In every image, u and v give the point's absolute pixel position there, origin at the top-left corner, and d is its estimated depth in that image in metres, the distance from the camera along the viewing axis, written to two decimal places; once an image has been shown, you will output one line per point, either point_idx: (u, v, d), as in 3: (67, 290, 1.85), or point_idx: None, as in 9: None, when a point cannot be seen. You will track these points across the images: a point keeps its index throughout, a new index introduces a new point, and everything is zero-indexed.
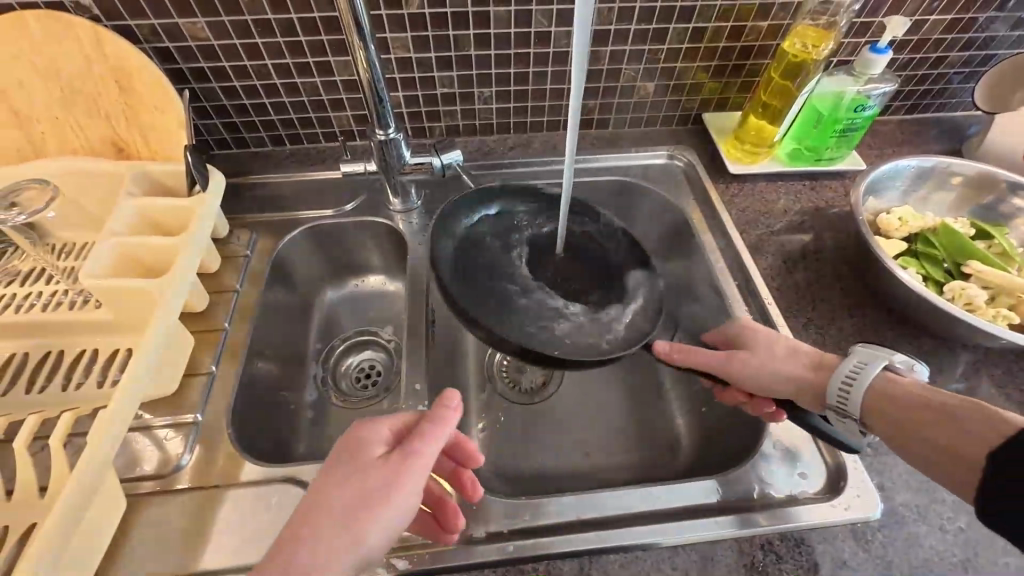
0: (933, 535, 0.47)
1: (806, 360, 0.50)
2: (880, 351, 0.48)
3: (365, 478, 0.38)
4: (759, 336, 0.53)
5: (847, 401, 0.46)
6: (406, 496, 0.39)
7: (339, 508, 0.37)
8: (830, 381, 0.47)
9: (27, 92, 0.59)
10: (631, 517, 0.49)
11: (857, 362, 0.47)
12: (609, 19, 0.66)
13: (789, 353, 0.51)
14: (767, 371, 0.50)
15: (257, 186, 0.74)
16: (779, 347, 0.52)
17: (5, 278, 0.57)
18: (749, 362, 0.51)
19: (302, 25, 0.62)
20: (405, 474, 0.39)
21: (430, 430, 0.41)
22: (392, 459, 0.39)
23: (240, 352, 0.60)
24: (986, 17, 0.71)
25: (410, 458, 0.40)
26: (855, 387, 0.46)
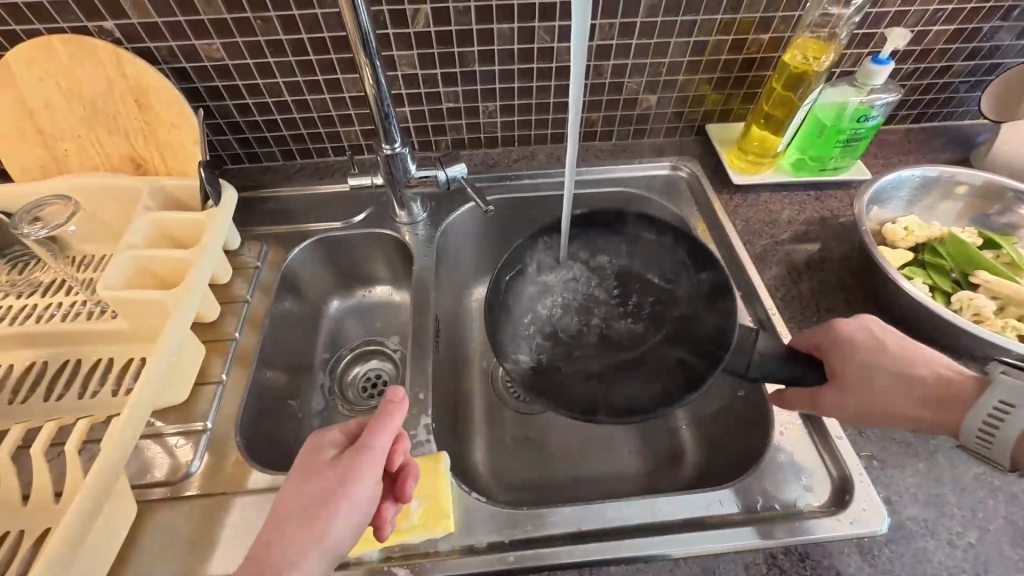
0: (942, 550, 0.46)
1: (918, 392, 0.48)
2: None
3: (319, 480, 0.41)
4: (857, 359, 0.50)
5: (989, 446, 0.44)
6: (360, 490, 0.41)
7: (299, 508, 0.40)
8: (968, 419, 0.45)
9: (52, 112, 0.62)
10: (633, 529, 0.49)
11: (1002, 401, 0.43)
12: (610, 34, 0.67)
13: (892, 382, 0.48)
14: (864, 409, 0.49)
15: (268, 200, 0.76)
16: (880, 378, 0.49)
17: (27, 289, 0.59)
18: (840, 402, 0.49)
19: (312, 45, 0.64)
20: (356, 470, 0.42)
21: (375, 428, 0.43)
22: (344, 458, 0.42)
23: (250, 361, 0.61)
24: (990, 27, 0.70)
25: (360, 455, 0.42)
26: (1000, 428, 0.43)
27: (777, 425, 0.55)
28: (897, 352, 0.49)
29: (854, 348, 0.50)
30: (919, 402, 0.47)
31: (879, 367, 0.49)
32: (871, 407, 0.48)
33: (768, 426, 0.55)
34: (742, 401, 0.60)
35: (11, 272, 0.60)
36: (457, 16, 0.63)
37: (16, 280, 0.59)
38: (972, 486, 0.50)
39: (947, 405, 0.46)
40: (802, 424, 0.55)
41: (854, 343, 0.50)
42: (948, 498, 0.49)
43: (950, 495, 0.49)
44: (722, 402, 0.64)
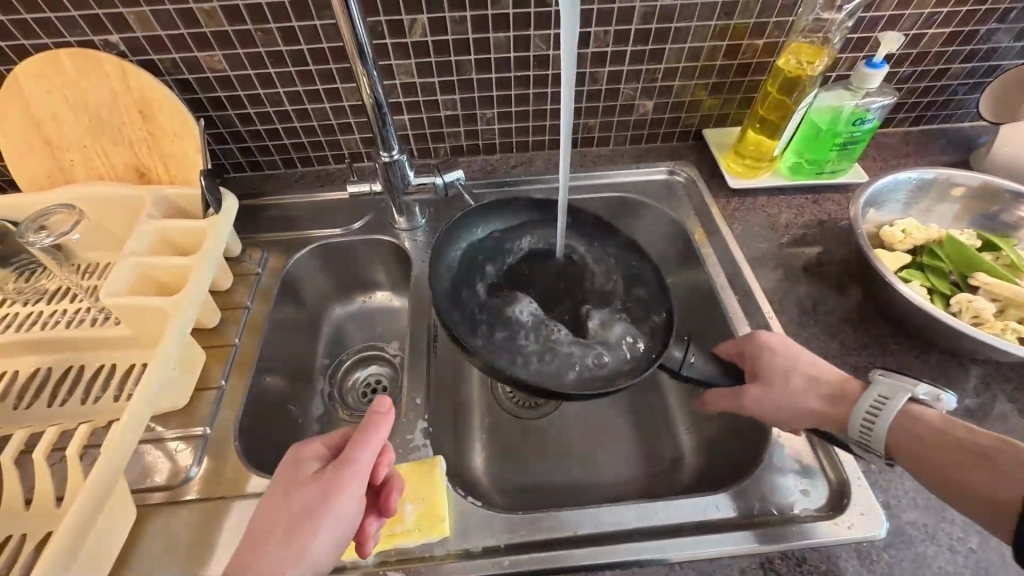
0: (942, 556, 0.46)
1: (827, 391, 0.50)
2: (902, 381, 0.47)
3: (302, 496, 0.41)
4: (773, 360, 0.53)
5: (870, 437, 0.46)
6: (344, 505, 0.42)
7: (283, 522, 0.40)
8: (851, 416, 0.47)
9: (59, 124, 0.63)
10: (628, 533, 0.49)
11: (878, 395, 0.47)
12: (605, 41, 0.68)
13: (805, 380, 0.51)
14: (780, 405, 0.51)
15: (269, 208, 0.77)
16: (795, 377, 0.51)
17: (33, 297, 0.60)
18: (761, 399, 0.52)
19: (311, 55, 0.66)
20: (340, 484, 0.42)
21: (358, 441, 0.44)
22: (327, 472, 0.42)
23: (249, 367, 0.62)
24: (987, 30, 0.70)
25: (344, 468, 0.42)
26: (877, 423, 0.46)
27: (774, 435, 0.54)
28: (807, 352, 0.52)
29: (770, 352, 0.53)
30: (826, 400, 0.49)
31: (793, 367, 0.52)
32: (787, 404, 0.50)
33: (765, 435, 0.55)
34: None
35: (17, 279, 0.61)
36: (453, 25, 0.64)
37: (23, 288, 0.60)
38: None
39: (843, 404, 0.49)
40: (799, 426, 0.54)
41: (771, 346, 0.53)
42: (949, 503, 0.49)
43: None
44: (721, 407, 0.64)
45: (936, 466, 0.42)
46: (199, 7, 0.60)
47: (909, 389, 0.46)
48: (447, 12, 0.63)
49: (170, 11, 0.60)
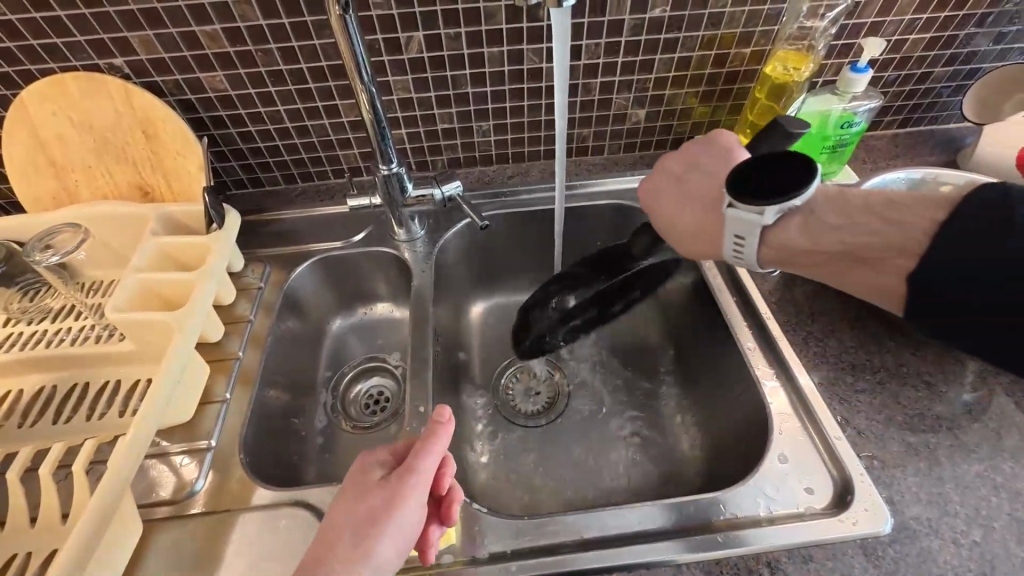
0: (947, 549, 0.46)
1: (701, 198, 0.57)
2: (750, 214, 0.49)
3: (370, 500, 0.42)
4: (652, 206, 0.60)
5: (742, 256, 0.53)
6: (410, 512, 0.42)
7: (347, 526, 0.40)
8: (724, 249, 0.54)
9: (64, 145, 0.64)
10: (633, 535, 0.49)
11: (736, 233, 0.51)
12: (596, 53, 0.70)
13: (679, 209, 0.58)
14: (688, 234, 0.57)
15: (271, 223, 0.78)
16: (678, 206, 0.58)
17: (38, 315, 0.61)
18: (678, 240, 0.58)
19: (311, 73, 0.67)
20: (405, 491, 0.42)
21: (424, 449, 0.44)
22: (392, 479, 0.43)
23: (253, 380, 0.62)
24: (966, 34, 0.73)
25: (408, 478, 0.43)
26: (744, 251, 0.52)
27: (773, 443, 0.54)
28: (671, 182, 0.59)
29: (648, 202, 0.61)
30: (703, 217, 0.56)
31: (667, 205, 0.59)
32: (682, 239, 0.58)
33: (766, 443, 0.54)
34: (743, 407, 0.60)
35: (21, 299, 0.62)
36: (448, 42, 0.66)
37: (28, 307, 0.61)
38: (973, 484, 0.50)
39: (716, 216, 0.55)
40: (800, 424, 0.55)
41: (650, 196, 0.61)
42: (950, 497, 0.49)
43: (953, 494, 0.49)
44: (725, 410, 0.64)
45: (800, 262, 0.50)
46: (201, 29, 0.62)
47: (759, 221, 0.49)
48: (442, 28, 0.65)
49: (173, 34, 0.62)
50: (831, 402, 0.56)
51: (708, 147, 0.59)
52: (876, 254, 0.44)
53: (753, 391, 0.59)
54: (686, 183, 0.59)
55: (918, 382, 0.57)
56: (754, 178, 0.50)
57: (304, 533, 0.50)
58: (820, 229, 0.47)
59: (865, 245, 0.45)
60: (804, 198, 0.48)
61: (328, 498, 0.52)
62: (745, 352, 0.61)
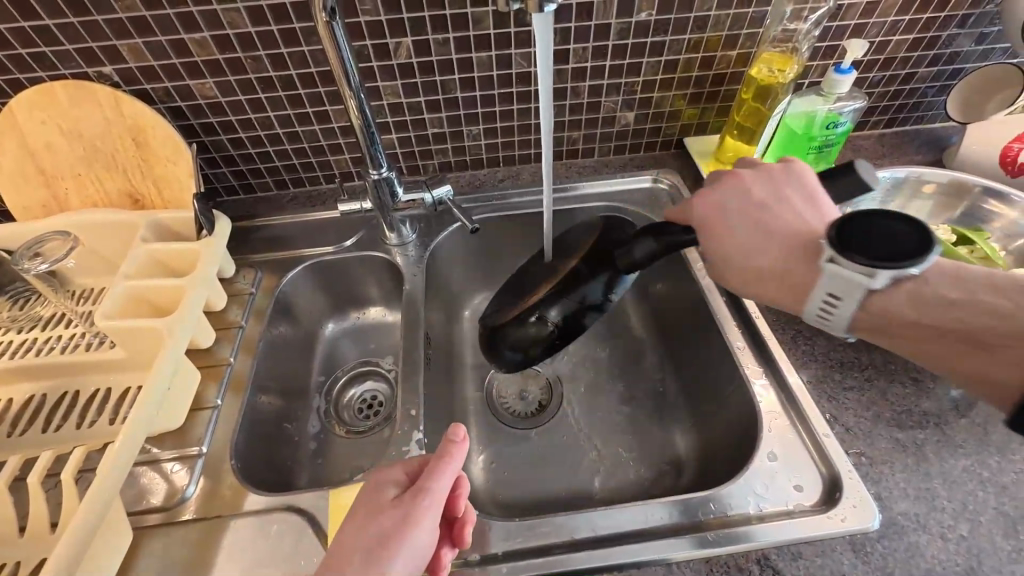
0: (935, 544, 0.46)
1: (782, 235, 0.49)
2: (858, 274, 0.44)
3: (383, 521, 0.41)
4: (717, 225, 0.52)
5: (829, 317, 0.47)
6: (422, 533, 0.41)
7: (360, 548, 0.40)
8: (808, 306, 0.48)
9: (53, 153, 0.65)
10: (624, 536, 0.49)
11: (831, 293, 0.46)
12: (584, 57, 0.71)
13: (752, 242, 0.51)
14: (749, 273, 0.51)
15: (261, 229, 0.78)
16: (745, 238, 0.51)
17: (27, 324, 0.60)
18: (736, 275, 0.52)
19: (300, 79, 0.68)
20: (417, 512, 0.42)
21: (438, 467, 0.43)
22: (404, 499, 0.43)
23: (244, 386, 0.62)
24: (948, 34, 0.74)
25: (420, 498, 0.42)
26: (834, 311, 0.47)
27: (763, 441, 0.54)
28: (750, 209, 0.51)
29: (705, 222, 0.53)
30: (784, 258, 0.49)
31: (738, 233, 0.51)
32: (748, 278, 0.51)
33: (756, 441, 0.55)
34: (733, 406, 0.61)
35: (11, 308, 0.62)
36: (437, 47, 0.67)
37: (17, 316, 0.61)
38: (960, 479, 0.50)
39: (804, 263, 0.48)
40: (790, 423, 0.55)
41: (709, 219, 0.52)
42: (938, 492, 0.49)
43: (940, 489, 0.50)
44: (716, 410, 0.64)
45: (898, 335, 0.45)
46: (190, 37, 0.62)
47: (867, 284, 0.43)
48: (430, 34, 0.65)
49: (162, 41, 0.62)
50: (819, 400, 0.56)
51: (793, 177, 0.51)
52: (997, 336, 0.41)
53: (743, 390, 0.59)
54: (760, 213, 0.51)
55: (905, 379, 0.57)
56: (866, 235, 0.44)
57: (294, 538, 0.50)
58: (931, 301, 0.44)
59: (983, 326, 0.42)
60: (919, 269, 0.43)
61: (319, 503, 0.52)
62: (736, 351, 0.61)
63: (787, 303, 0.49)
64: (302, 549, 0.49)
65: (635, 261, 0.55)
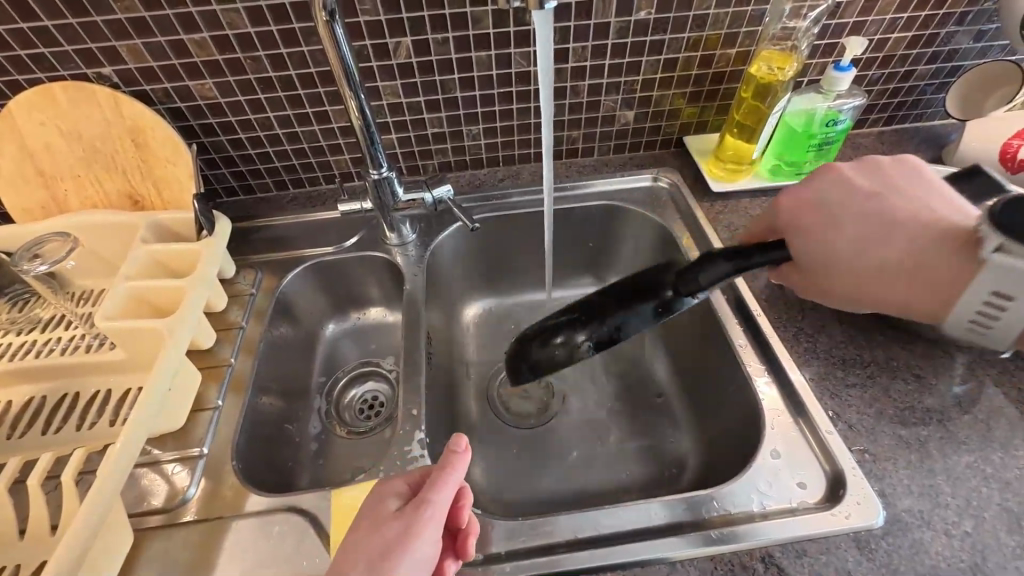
0: (939, 541, 0.46)
1: (907, 229, 0.53)
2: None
3: (385, 533, 0.41)
4: (826, 224, 0.56)
5: (993, 321, 0.48)
6: (424, 544, 0.41)
7: (362, 557, 0.40)
8: (965, 308, 0.49)
9: (52, 154, 0.64)
10: (627, 534, 0.49)
11: (1003, 292, 0.46)
12: (583, 56, 0.71)
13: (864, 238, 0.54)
14: (875, 274, 0.54)
15: (261, 229, 0.78)
16: (865, 237, 0.54)
17: (27, 326, 0.60)
18: (863, 278, 0.55)
19: (300, 80, 0.68)
20: (420, 522, 0.42)
21: (441, 477, 0.43)
22: (407, 509, 0.42)
23: (245, 387, 0.62)
24: (947, 32, 0.74)
25: (423, 510, 0.42)
26: (998, 316, 0.47)
27: (765, 439, 0.54)
28: (864, 200, 0.56)
29: (805, 219, 0.58)
30: (907, 251, 0.53)
31: (846, 229, 0.55)
32: (863, 273, 0.54)
33: (758, 439, 0.54)
34: (735, 404, 0.61)
35: (10, 309, 0.62)
36: (436, 47, 0.67)
37: (16, 318, 0.61)
38: (964, 475, 0.50)
39: (937, 254, 0.51)
40: (793, 420, 0.55)
41: (818, 224, 0.56)
42: (941, 488, 0.49)
43: (944, 485, 0.49)
44: (718, 409, 0.64)
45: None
46: (190, 37, 0.62)
47: None
48: (430, 33, 0.65)
49: (162, 42, 0.62)
50: (822, 398, 0.56)
51: (900, 174, 0.57)
52: None
53: (745, 388, 0.59)
54: (875, 211, 0.55)
55: (907, 375, 0.57)
56: None
57: (296, 538, 0.50)
58: None
59: None
60: None
61: (321, 504, 0.52)
62: (737, 349, 0.61)
63: (913, 298, 0.53)
64: (304, 549, 0.49)
65: (699, 286, 0.55)
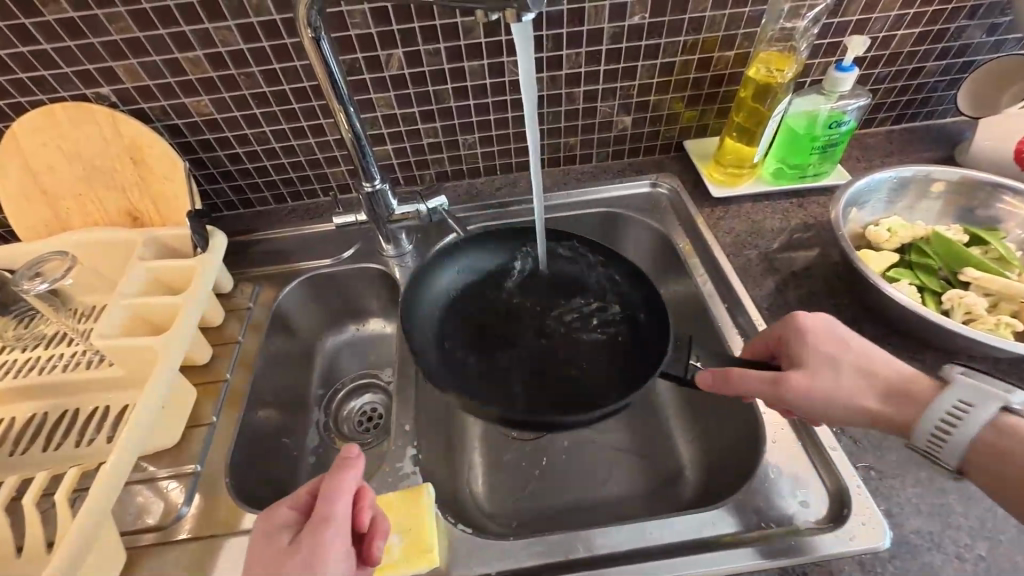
0: (950, 565, 0.44)
1: (867, 374, 0.47)
2: (996, 387, 0.43)
3: (284, 565, 0.39)
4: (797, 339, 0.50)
5: None
6: (332, 565, 0.39)
7: None
8: None
9: (55, 174, 0.66)
10: (621, 556, 0.47)
11: None
12: (577, 62, 0.70)
13: (859, 390, 0.47)
14: (829, 393, 0.47)
15: (260, 242, 0.78)
16: (822, 359, 0.48)
17: (31, 342, 0.61)
18: (806, 383, 0.47)
19: (294, 94, 0.68)
20: (323, 544, 0.39)
21: (333, 490, 0.41)
22: (305, 536, 0.40)
23: (240, 402, 0.62)
24: (958, 26, 0.71)
25: (321, 529, 0.40)
26: None
27: (766, 455, 0.52)
28: (835, 336, 0.49)
29: (816, 332, 0.50)
30: (855, 387, 0.47)
31: (817, 346, 0.49)
32: (830, 383, 0.47)
33: (758, 454, 0.53)
34: (734, 412, 0.60)
35: (16, 326, 0.63)
36: (429, 57, 0.66)
37: (22, 334, 0.62)
38: (978, 494, 0.48)
39: (901, 407, 0.46)
40: (794, 434, 0.53)
41: (813, 327, 0.50)
42: (954, 508, 0.47)
43: (956, 505, 0.47)
44: (721, 421, 0.62)
45: None
46: (184, 56, 0.63)
47: None
48: (421, 44, 0.65)
49: (157, 61, 0.63)
50: None
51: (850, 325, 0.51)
52: None
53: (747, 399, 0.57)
54: (840, 345, 0.49)
55: None
56: None
57: None
58: None
59: None
60: None
61: None
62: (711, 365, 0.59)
63: (896, 428, 0.46)
64: None
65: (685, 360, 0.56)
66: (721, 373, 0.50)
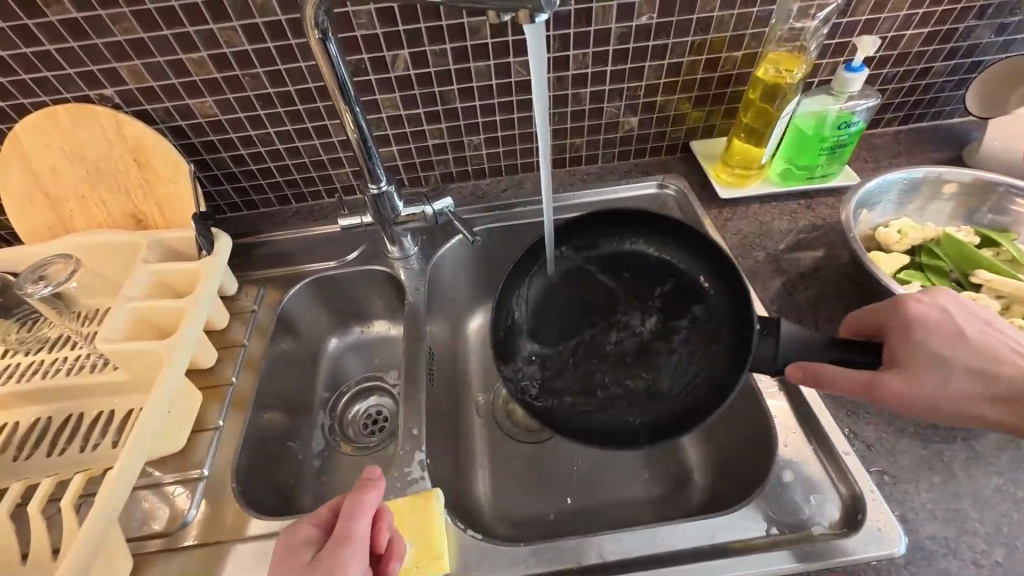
0: (966, 571, 0.44)
1: (980, 375, 0.46)
2: None
3: None
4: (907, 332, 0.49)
5: None
6: None
7: None
8: None
9: (58, 176, 0.65)
10: (633, 562, 0.47)
11: None
12: (584, 63, 0.69)
13: (971, 393, 0.46)
14: (937, 393, 0.46)
15: (264, 244, 0.78)
16: (933, 357, 0.47)
17: (35, 346, 0.61)
18: (908, 383, 0.46)
19: (299, 95, 0.67)
20: (342, 563, 0.39)
21: (356, 508, 0.41)
22: (325, 553, 0.39)
23: (246, 405, 0.62)
24: (967, 25, 0.70)
25: (342, 547, 0.39)
26: None
27: (779, 460, 0.52)
28: (952, 332, 0.48)
29: (927, 328, 0.48)
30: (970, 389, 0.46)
31: (929, 342, 0.48)
32: (942, 382, 0.46)
33: (771, 460, 0.52)
34: (743, 416, 0.59)
35: (19, 329, 0.62)
36: (435, 58, 0.66)
37: (25, 338, 0.61)
38: (993, 499, 0.47)
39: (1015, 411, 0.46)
40: (806, 439, 0.53)
41: (927, 320, 0.48)
42: (969, 514, 0.47)
43: (971, 510, 0.47)
44: (729, 425, 0.62)
45: None
46: (189, 57, 0.62)
47: None
48: (428, 45, 0.64)
49: (161, 62, 0.62)
50: (838, 415, 0.53)
51: (972, 319, 0.49)
52: None
53: (755, 402, 0.57)
54: (957, 343, 0.47)
55: None
56: None
57: None
58: None
59: None
60: None
61: None
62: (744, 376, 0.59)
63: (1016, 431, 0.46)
64: None
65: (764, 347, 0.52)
66: (812, 370, 0.49)
